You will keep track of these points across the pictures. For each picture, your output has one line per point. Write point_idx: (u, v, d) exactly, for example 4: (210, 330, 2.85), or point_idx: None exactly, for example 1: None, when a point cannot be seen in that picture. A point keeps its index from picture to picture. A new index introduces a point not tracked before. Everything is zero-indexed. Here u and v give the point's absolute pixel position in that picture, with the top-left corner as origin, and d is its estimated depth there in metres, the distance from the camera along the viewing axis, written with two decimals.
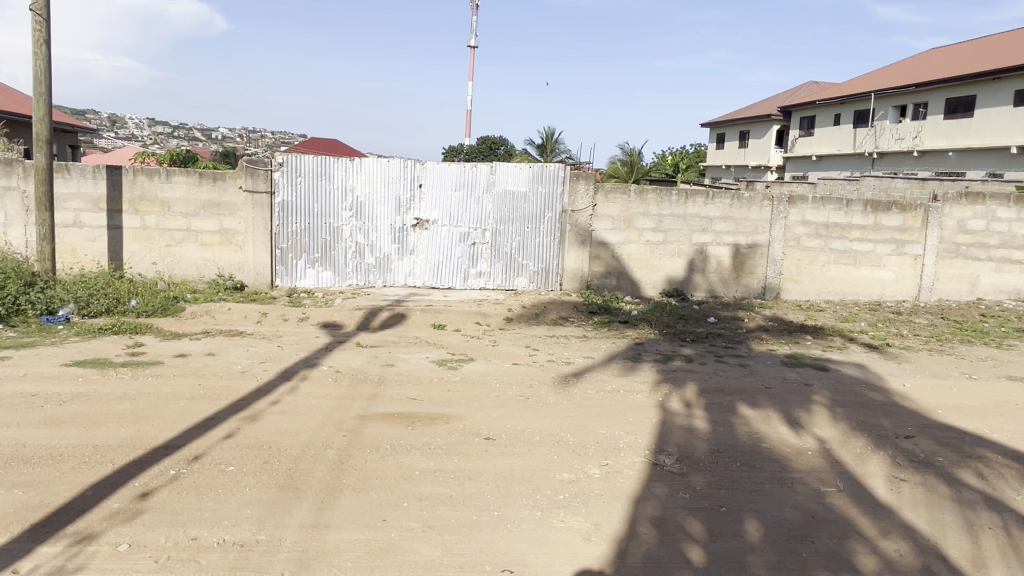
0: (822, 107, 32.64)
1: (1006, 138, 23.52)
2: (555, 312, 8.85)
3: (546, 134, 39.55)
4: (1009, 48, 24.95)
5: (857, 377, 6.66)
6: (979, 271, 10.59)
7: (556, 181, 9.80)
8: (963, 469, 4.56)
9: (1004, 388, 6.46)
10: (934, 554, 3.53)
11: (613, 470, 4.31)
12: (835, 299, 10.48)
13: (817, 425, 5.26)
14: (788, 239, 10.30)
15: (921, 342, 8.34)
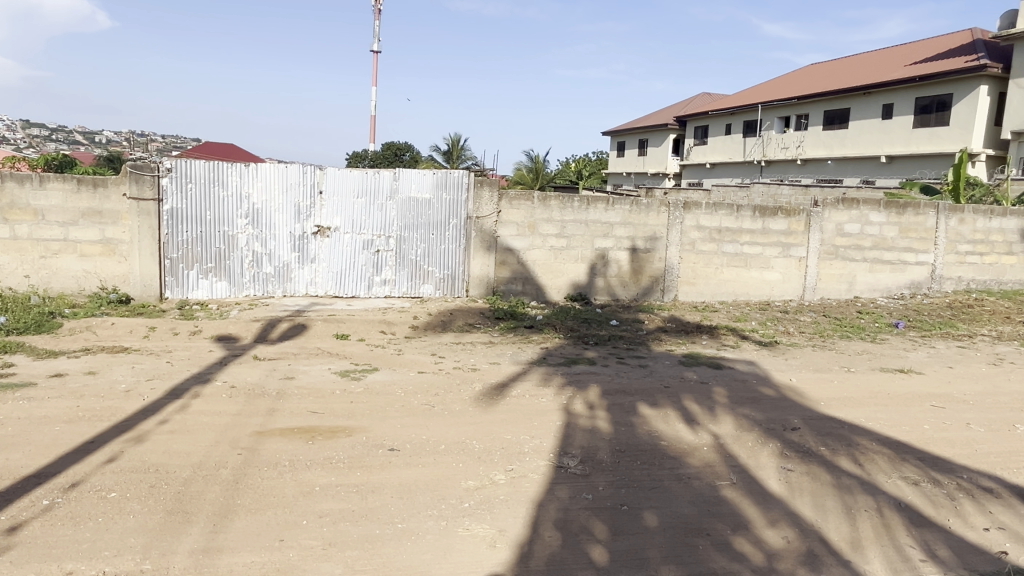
0: (714, 117, 34.27)
1: (876, 148, 25.46)
2: (461, 319, 8.83)
3: (452, 140, 39.56)
4: (879, 65, 27.11)
5: (748, 373, 7.01)
6: (855, 272, 11.45)
7: (460, 187, 9.78)
8: (843, 456, 4.88)
9: (877, 379, 6.98)
10: (818, 539, 3.74)
11: (519, 474, 4.33)
12: (729, 299, 11.00)
13: (711, 421, 5.49)
14: (684, 243, 10.73)
15: (806, 339, 8.87)
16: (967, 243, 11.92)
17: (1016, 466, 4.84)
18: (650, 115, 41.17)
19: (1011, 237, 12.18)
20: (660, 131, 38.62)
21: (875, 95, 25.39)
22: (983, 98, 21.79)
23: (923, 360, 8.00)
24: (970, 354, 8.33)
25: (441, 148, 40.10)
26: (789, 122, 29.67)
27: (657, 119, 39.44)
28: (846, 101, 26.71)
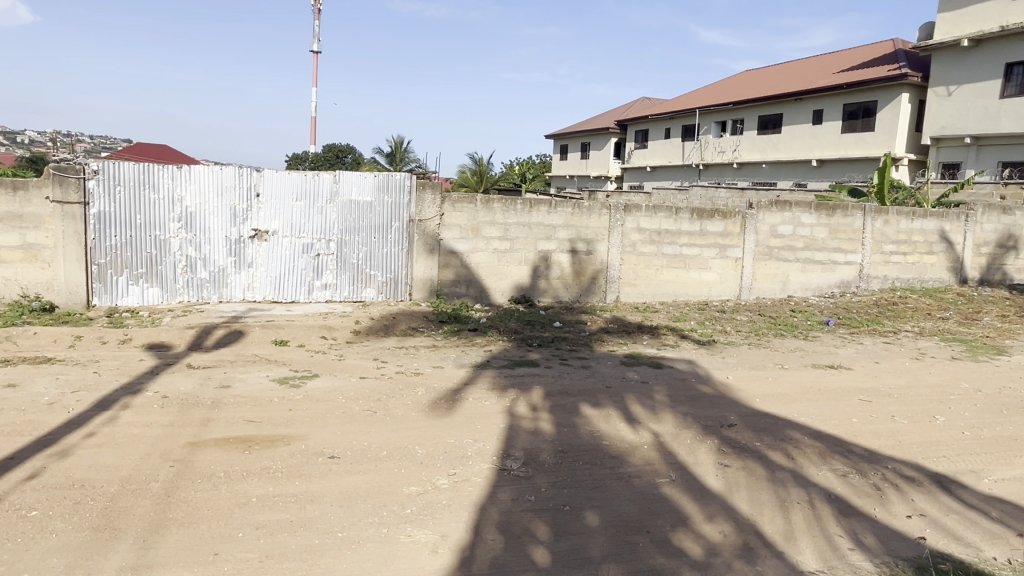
0: (654, 121, 34.95)
1: (807, 152, 26.42)
2: (404, 323, 8.75)
3: (395, 143, 39.24)
4: (809, 73, 28.17)
5: (688, 372, 7.16)
6: (788, 271, 11.85)
7: (403, 190, 9.69)
8: (777, 451, 5.04)
9: (809, 375, 7.24)
10: (753, 532, 3.85)
11: (461, 478, 4.31)
12: (669, 300, 11.22)
13: (652, 420, 5.59)
14: (625, 245, 10.89)
15: (742, 337, 9.12)
16: (891, 244, 12.49)
17: (936, 455, 5.09)
18: (592, 119, 41.71)
19: (932, 238, 12.82)
20: (602, 135, 39.18)
21: (806, 101, 26.36)
22: (905, 106, 22.92)
23: (851, 356, 8.33)
24: (895, 350, 8.72)
25: (384, 150, 39.74)
26: (725, 127, 30.52)
27: (599, 123, 39.98)
28: (778, 107, 27.63)
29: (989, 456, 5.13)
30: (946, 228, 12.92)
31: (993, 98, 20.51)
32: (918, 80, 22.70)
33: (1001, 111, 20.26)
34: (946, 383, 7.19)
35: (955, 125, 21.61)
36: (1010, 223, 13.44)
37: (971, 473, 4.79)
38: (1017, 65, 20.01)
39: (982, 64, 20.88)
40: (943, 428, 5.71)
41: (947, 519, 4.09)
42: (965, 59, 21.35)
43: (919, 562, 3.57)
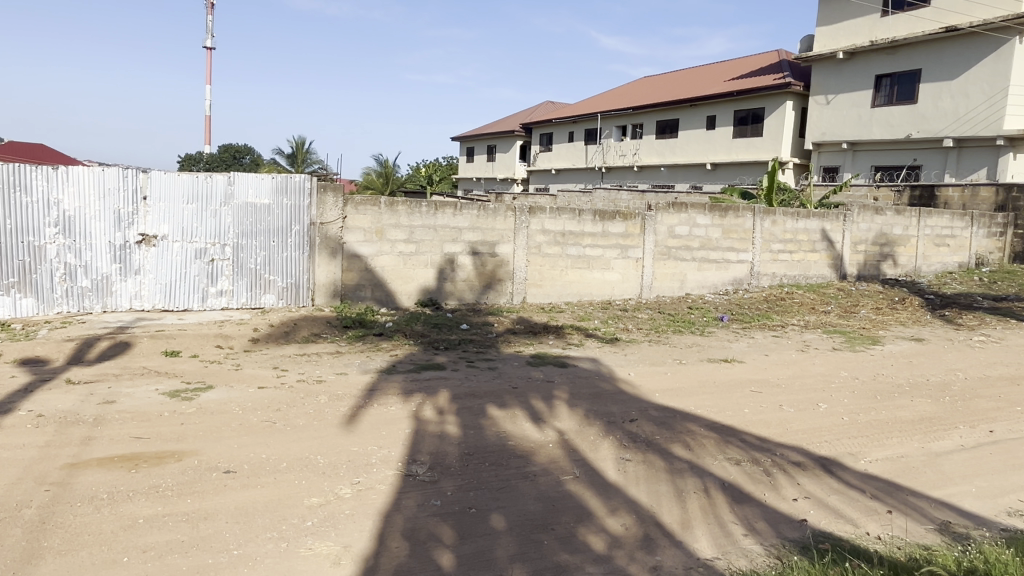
0: (558, 125, 35.56)
1: (702, 156, 27.61)
2: (306, 329, 8.49)
3: (296, 143, 38.08)
4: (702, 80, 29.48)
5: (591, 370, 7.32)
6: (685, 270, 12.35)
7: (302, 192, 9.41)
8: (675, 443, 5.23)
9: (705, 369, 7.57)
10: (653, 523, 3.97)
11: (365, 487, 4.22)
12: (574, 300, 11.44)
13: (556, 418, 5.67)
14: (530, 246, 11.00)
15: (643, 335, 9.41)
16: (779, 243, 13.25)
17: (819, 439, 5.44)
18: (498, 122, 42.01)
19: (814, 237, 13.69)
20: (508, 137, 39.50)
21: (700, 108, 27.56)
22: (788, 113, 24.43)
23: (744, 349, 8.77)
24: (782, 342, 9.26)
25: (284, 151, 38.51)
26: (626, 131, 31.45)
27: (504, 126, 40.31)
28: (675, 113, 28.76)
29: (865, 438, 5.53)
30: (827, 228, 13.84)
31: (866, 107, 22.15)
32: (800, 89, 24.23)
33: (873, 119, 21.94)
34: (827, 372, 7.70)
35: (833, 131, 23.19)
36: (882, 223, 14.58)
37: (850, 455, 5.15)
38: (886, 77, 21.73)
39: (855, 75, 22.52)
40: (825, 415, 6.11)
41: (828, 499, 4.38)
42: (840, 70, 22.96)
43: (803, 541, 3.79)
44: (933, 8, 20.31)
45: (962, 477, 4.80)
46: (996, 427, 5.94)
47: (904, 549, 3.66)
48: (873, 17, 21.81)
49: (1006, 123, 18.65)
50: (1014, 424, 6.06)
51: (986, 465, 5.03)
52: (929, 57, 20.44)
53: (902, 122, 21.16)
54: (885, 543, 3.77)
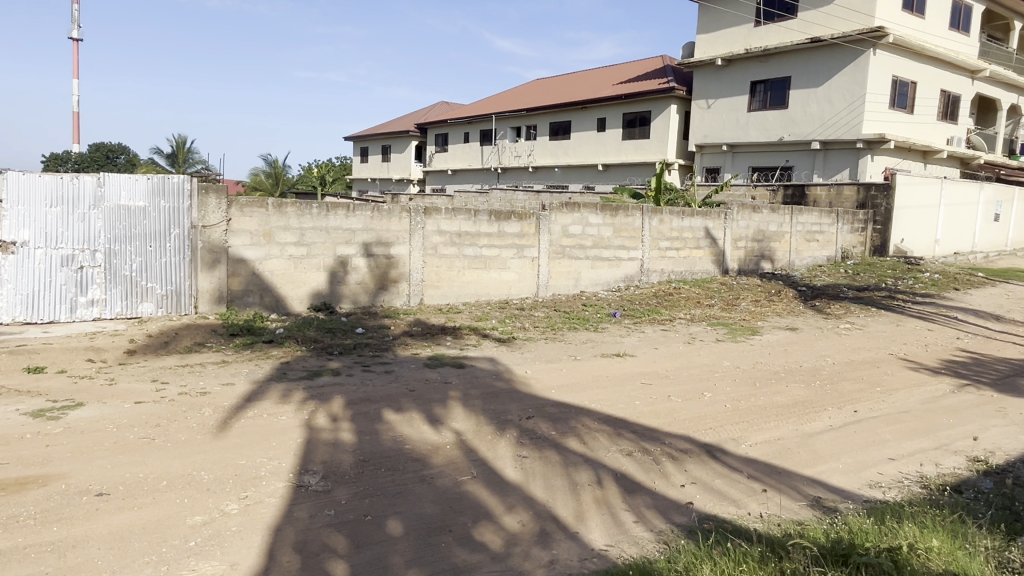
0: (453, 125, 35.52)
1: (593, 157, 28.36)
2: (188, 338, 8.03)
3: (176, 142, 36.02)
4: (592, 83, 30.32)
5: (489, 369, 7.36)
6: (580, 268, 12.66)
7: (182, 194, 8.89)
8: (570, 438, 5.33)
9: (598, 364, 7.79)
10: (549, 517, 4.04)
11: (253, 501, 4.05)
12: (471, 300, 11.45)
13: (453, 419, 5.65)
14: (426, 247, 10.91)
15: (539, 333, 9.55)
16: (666, 240, 13.84)
17: (704, 427, 5.71)
18: (392, 122, 41.48)
19: (698, 234, 14.38)
20: (402, 138, 39.06)
21: (590, 110, 28.31)
22: (673, 116, 25.55)
23: (635, 344, 9.08)
24: (671, 335, 9.68)
25: (163, 151, 36.36)
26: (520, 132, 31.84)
27: (399, 126, 39.85)
28: (567, 115, 29.40)
29: (746, 424, 5.85)
30: (710, 226, 14.58)
31: (743, 111, 23.49)
32: (683, 94, 25.38)
33: (749, 123, 23.31)
34: (712, 362, 8.11)
35: (714, 134, 24.43)
36: (760, 221, 15.53)
37: (732, 440, 5.44)
38: (760, 83, 23.13)
39: (733, 81, 23.83)
40: (710, 403, 6.42)
41: (713, 483, 4.60)
42: (719, 76, 24.23)
43: (690, 525, 3.97)
44: (800, 20, 21.82)
45: (831, 455, 5.18)
46: (859, 407, 6.46)
47: (781, 525, 3.91)
48: (747, 27, 23.19)
49: (865, 127, 20.31)
50: (875, 403, 6.62)
51: (851, 443, 5.44)
52: (798, 65, 21.96)
53: (776, 126, 22.61)
54: (764, 521, 4.00)
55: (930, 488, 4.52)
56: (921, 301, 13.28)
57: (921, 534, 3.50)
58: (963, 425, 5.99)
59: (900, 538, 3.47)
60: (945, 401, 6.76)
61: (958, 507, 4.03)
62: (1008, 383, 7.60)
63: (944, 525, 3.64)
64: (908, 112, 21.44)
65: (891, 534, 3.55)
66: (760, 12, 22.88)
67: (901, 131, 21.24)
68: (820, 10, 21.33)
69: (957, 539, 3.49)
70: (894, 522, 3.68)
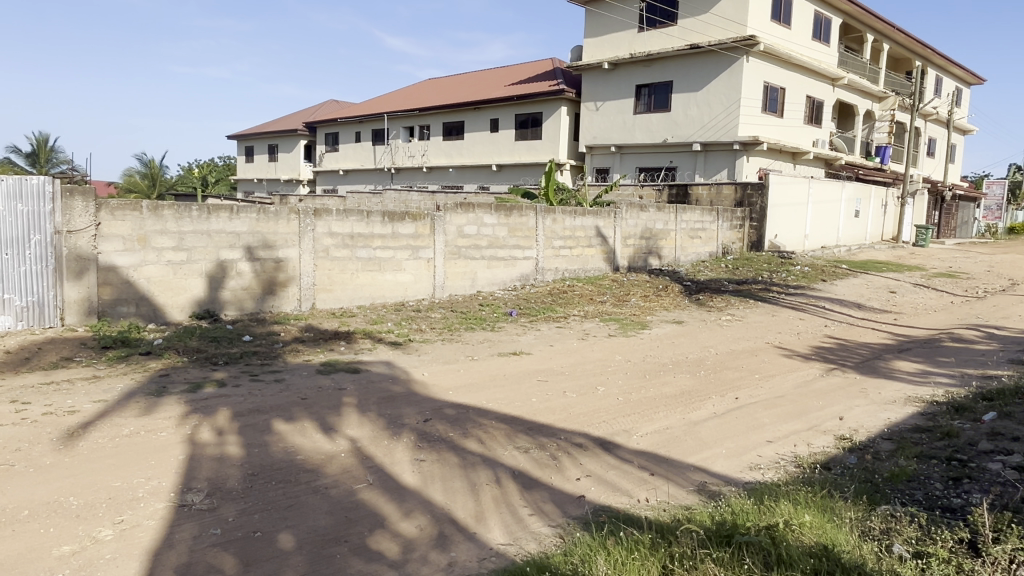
0: (343, 125, 34.70)
1: (487, 158, 28.52)
2: (52, 353, 7.40)
3: (36, 141, 33.11)
4: (485, 84, 30.48)
5: (385, 373, 7.24)
6: (476, 268, 12.69)
7: (43, 197, 8.18)
8: (468, 438, 5.34)
9: (495, 364, 7.84)
10: (447, 520, 4.02)
11: (131, 525, 3.78)
12: (366, 303, 11.21)
13: (348, 426, 5.52)
14: (317, 250, 10.56)
15: (436, 334, 9.50)
16: (560, 239, 14.14)
17: (597, 421, 5.87)
18: (279, 120, 40.02)
19: (590, 233, 14.78)
20: (290, 137, 37.74)
21: (483, 111, 28.44)
22: (563, 118, 26.11)
23: (531, 342, 9.20)
24: (566, 332, 9.89)
25: (21, 149, 33.31)
26: (413, 132, 31.54)
27: (286, 125, 38.47)
28: (459, 115, 29.40)
29: (637, 416, 6.06)
30: (601, 225, 15.02)
31: (629, 113, 24.33)
32: (572, 96, 25.99)
33: (635, 124, 24.17)
34: (605, 357, 8.35)
35: (602, 135, 25.16)
36: (647, 219, 16.15)
37: (624, 432, 5.62)
38: (644, 87, 24.04)
39: (619, 84, 24.62)
40: (603, 397, 6.61)
41: (606, 475, 4.74)
42: (606, 79, 24.97)
43: (585, 517, 4.07)
44: (680, 27, 22.88)
45: (715, 441, 5.46)
46: (740, 394, 6.85)
47: (669, 511, 4.08)
48: (632, 32, 24.07)
49: (740, 130, 21.55)
50: (753, 390, 7.03)
51: (733, 429, 5.76)
52: (679, 70, 23.02)
53: (660, 128, 23.57)
54: (653, 509, 4.16)
55: (802, 466, 4.85)
56: (793, 292, 14.27)
57: (794, 510, 3.75)
58: (830, 406, 6.48)
59: (777, 515, 3.70)
60: (815, 385, 7.29)
61: (827, 482, 4.35)
62: (869, 366, 8.30)
63: (814, 500, 3.91)
64: (778, 116, 22.93)
65: (768, 512, 3.78)
66: (643, 18, 23.80)
67: (772, 134, 22.69)
68: (697, 18, 22.46)
69: (826, 512, 3.76)
70: (771, 501, 3.93)
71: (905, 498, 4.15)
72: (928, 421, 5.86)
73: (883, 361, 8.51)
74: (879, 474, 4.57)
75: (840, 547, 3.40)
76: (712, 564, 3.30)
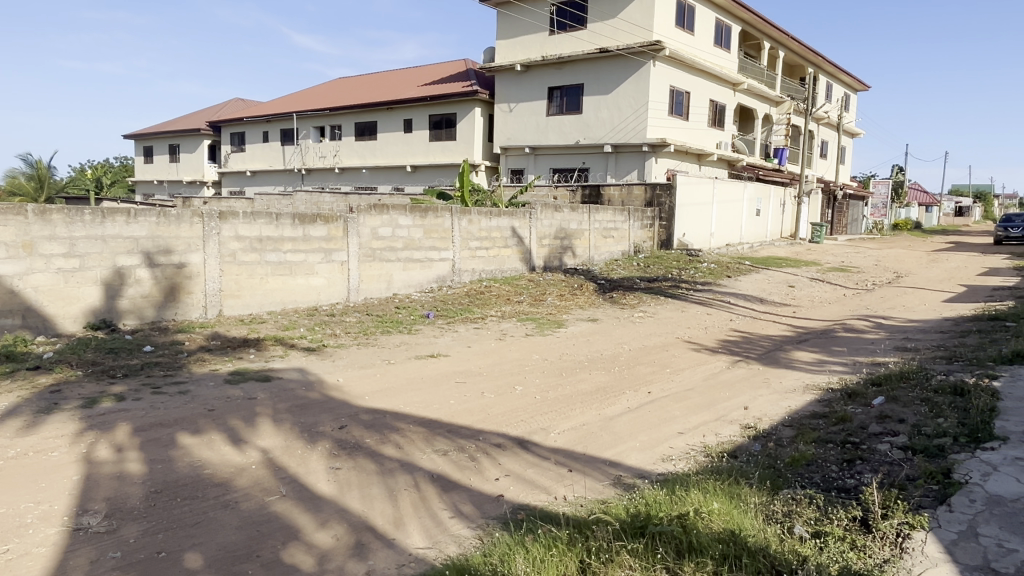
0: (250, 124, 33.48)
1: (402, 159, 28.20)
2: None
3: None
4: (397, 84, 30.14)
5: (298, 380, 7.04)
6: (391, 271, 12.53)
7: None
8: (385, 443, 5.26)
9: (412, 366, 7.77)
10: (364, 528, 3.95)
11: (18, 554, 3.51)
12: (277, 308, 10.85)
13: (259, 437, 5.33)
14: (223, 254, 10.13)
15: (351, 339, 9.31)
16: (475, 240, 14.17)
17: (515, 420, 5.91)
18: (181, 120, 38.20)
19: (506, 233, 14.88)
20: (193, 137, 36.08)
21: (396, 111, 28.11)
22: (477, 119, 26.17)
23: (449, 343, 9.17)
24: (483, 333, 9.92)
25: None
26: (324, 132, 30.81)
27: (188, 124, 36.74)
28: (372, 115, 28.94)
29: (554, 413, 6.15)
30: (516, 225, 15.14)
31: (542, 115, 24.63)
32: (485, 97, 26.07)
33: (548, 126, 24.50)
34: (522, 356, 8.43)
35: (516, 137, 25.36)
36: (561, 220, 16.38)
37: (542, 430, 5.69)
38: (556, 89, 24.41)
39: (531, 85, 24.89)
40: (520, 396, 6.67)
41: (525, 473, 4.78)
42: (519, 80, 25.18)
43: (504, 517, 4.09)
44: (589, 31, 23.33)
45: (629, 435, 5.61)
46: (652, 388, 7.06)
47: (586, 506, 4.16)
48: (543, 35, 24.38)
49: (649, 132, 22.23)
50: (664, 384, 7.27)
51: (647, 423, 5.93)
52: (589, 73, 23.50)
53: (572, 130, 24.00)
54: (571, 504, 4.23)
55: (711, 456, 5.06)
56: (700, 288, 14.84)
57: (704, 498, 3.90)
58: (736, 396, 6.79)
59: (688, 504, 3.84)
60: (722, 377, 7.61)
61: (734, 470, 4.55)
62: (771, 357, 8.74)
63: (722, 488, 4.09)
64: (684, 119, 23.79)
65: (680, 501, 3.92)
66: (553, 21, 24.16)
67: (679, 136, 23.52)
68: (606, 22, 22.99)
69: (733, 499, 3.93)
70: (682, 491, 4.08)
71: (805, 481, 4.40)
72: (825, 407, 6.23)
73: (783, 352, 8.99)
74: (782, 460, 4.82)
75: (746, 531, 3.55)
76: (627, 555, 3.39)
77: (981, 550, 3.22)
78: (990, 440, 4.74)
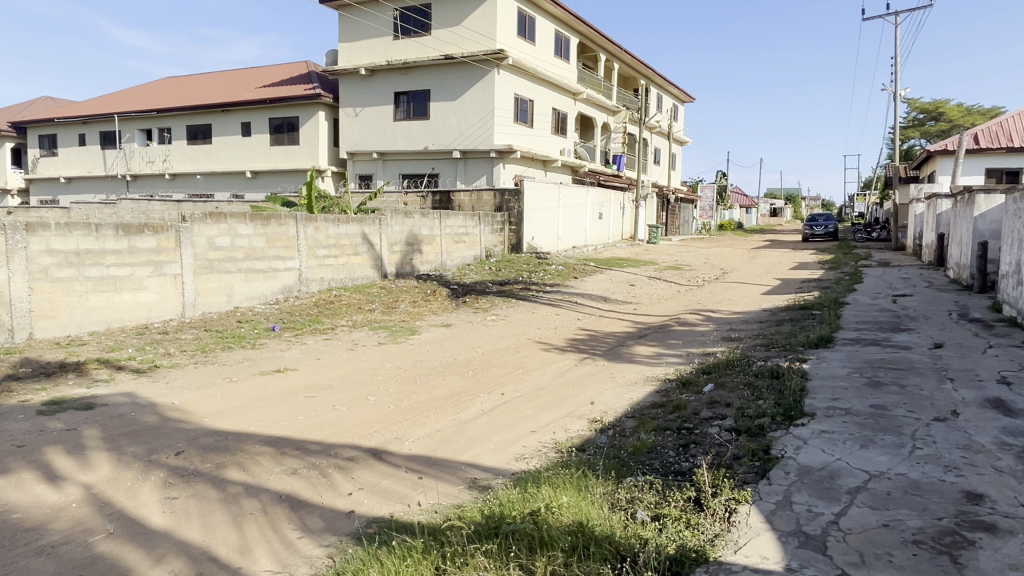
0: (62, 125, 30.21)
1: (240, 164, 26.74)
2: None
3: None
4: (233, 85, 28.57)
5: (126, 405, 6.45)
6: (231, 283, 11.82)
7: None
8: (227, 467, 4.96)
9: (257, 383, 7.38)
10: (206, 559, 3.70)
11: None
12: (100, 329, 9.88)
13: (80, 471, 4.83)
14: (32, 271, 9.00)
15: (187, 357, 8.67)
16: (323, 248, 13.73)
17: (369, 432, 5.80)
18: None
19: (356, 240, 14.55)
20: None
21: (232, 113, 26.63)
22: (321, 123, 25.39)
23: (297, 357, 8.82)
24: (333, 344, 9.64)
25: None
26: (151, 135, 28.53)
27: None
28: (205, 117, 27.19)
29: (408, 421, 6.10)
30: (366, 232, 14.87)
31: (389, 120, 24.36)
32: (329, 101, 25.33)
33: (396, 131, 24.27)
34: (374, 365, 8.29)
35: (363, 142, 24.87)
36: (411, 225, 16.28)
37: (396, 440, 5.61)
38: (402, 94, 24.23)
39: (376, 90, 24.52)
40: (374, 406, 6.55)
41: (379, 484, 4.71)
42: (363, 84, 24.72)
43: (356, 532, 4.00)
44: (434, 37, 23.50)
45: (483, 437, 5.68)
46: (504, 390, 7.21)
47: (440, 512, 4.16)
48: (386, 40, 24.11)
49: (495, 139, 22.68)
50: (517, 384, 7.44)
51: (500, 424, 6.03)
52: (435, 79, 23.55)
53: (420, 135, 23.95)
54: (426, 512, 4.21)
55: (561, 451, 5.24)
56: (548, 289, 15.36)
57: (554, 493, 4.04)
58: (583, 392, 7.09)
59: (539, 500, 3.96)
60: (570, 375, 7.92)
61: (582, 464, 4.75)
62: (614, 352, 9.22)
63: (571, 482, 4.25)
64: (529, 126, 24.50)
65: (532, 499, 4.04)
66: (397, 28, 24.00)
67: (524, 142, 24.19)
68: (450, 29, 23.19)
69: (581, 492, 4.10)
70: (533, 488, 4.20)
71: (646, 468, 4.69)
72: (662, 397, 6.68)
73: (625, 347, 9.51)
74: (626, 450, 5.11)
75: (593, 520, 3.71)
76: (482, 556, 3.43)
77: (794, 516, 3.59)
78: (801, 417, 5.31)
